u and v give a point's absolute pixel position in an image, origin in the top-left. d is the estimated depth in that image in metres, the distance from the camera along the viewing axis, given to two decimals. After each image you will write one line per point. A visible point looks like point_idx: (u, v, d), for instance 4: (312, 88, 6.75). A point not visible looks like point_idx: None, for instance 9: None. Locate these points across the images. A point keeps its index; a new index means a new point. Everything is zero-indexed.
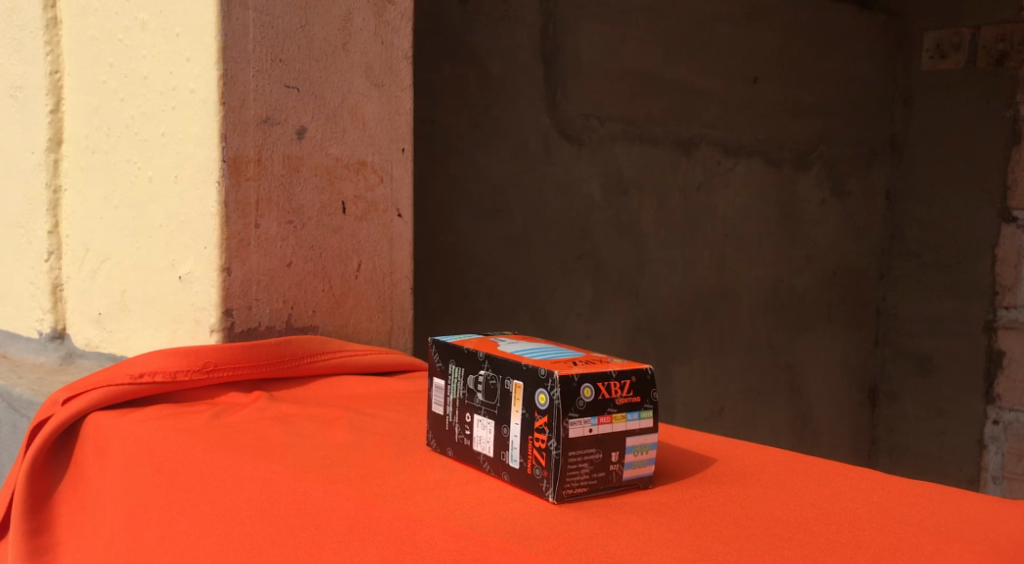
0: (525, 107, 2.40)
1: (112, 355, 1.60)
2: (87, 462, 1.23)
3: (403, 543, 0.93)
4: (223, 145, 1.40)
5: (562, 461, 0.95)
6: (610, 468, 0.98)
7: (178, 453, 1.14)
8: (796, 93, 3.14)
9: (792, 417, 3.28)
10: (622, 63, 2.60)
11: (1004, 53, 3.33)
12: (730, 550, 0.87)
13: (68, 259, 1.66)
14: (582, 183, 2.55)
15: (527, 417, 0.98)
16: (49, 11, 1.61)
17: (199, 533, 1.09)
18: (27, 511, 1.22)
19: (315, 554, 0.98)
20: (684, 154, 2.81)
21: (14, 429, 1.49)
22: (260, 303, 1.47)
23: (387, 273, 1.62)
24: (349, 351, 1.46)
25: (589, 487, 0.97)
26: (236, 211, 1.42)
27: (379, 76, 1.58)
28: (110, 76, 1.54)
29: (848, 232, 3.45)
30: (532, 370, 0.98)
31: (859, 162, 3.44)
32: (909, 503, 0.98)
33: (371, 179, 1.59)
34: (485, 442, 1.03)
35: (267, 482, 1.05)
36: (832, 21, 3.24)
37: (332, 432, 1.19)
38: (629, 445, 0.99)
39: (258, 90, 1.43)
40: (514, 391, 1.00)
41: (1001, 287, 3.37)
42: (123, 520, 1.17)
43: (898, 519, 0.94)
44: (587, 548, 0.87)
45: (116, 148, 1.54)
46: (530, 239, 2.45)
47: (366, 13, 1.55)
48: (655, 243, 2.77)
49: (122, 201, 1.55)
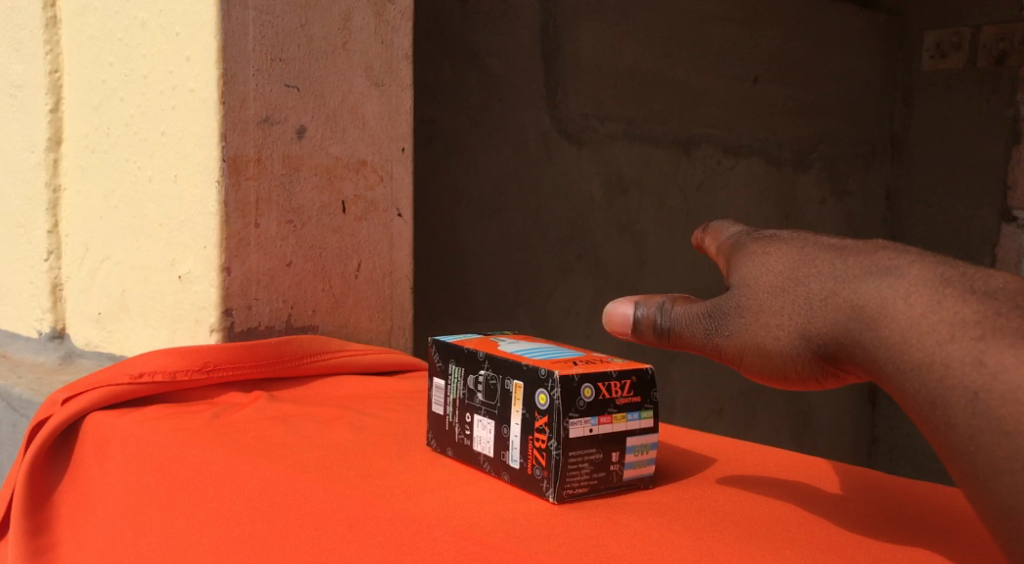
0: (525, 107, 2.39)
1: (112, 355, 1.60)
2: (87, 461, 1.23)
3: (403, 543, 0.93)
4: (223, 144, 1.40)
5: (562, 461, 0.95)
6: (610, 468, 0.98)
7: (178, 453, 1.14)
8: (797, 92, 3.14)
9: (793, 417, 3.29)
10: (621, 63, 2.59)
11: (1004, 53, 3.30)
12: (730, 550, 0.87)
13: (68, 258, 1.66)
14: (582, 182, 2.55)
15: (527, 417, 0.98)
16: (49, 10, 1.61)
17: (199, 532, 1.09)
18: (27, 511, 1.21)
19: (315, 554, 0.98)
20: (684, 154, 2.81)
21: (14, 429, 1.49)
22: (260, 303, 1.47)
23: (387, 273, 1.62)
24: (348, 351, 1.46)
25: (589, 488, 0.97)
26: (235, 211, 1.42)
27: (379, 76, 1.58)
28: (110, 76, 1.54)
29: (849, 231, 3.44)
30: (532, 370, 0.98)
31: (859, 161, 3.44)
32: (887, 499, 0.99)
33: (371, 179, 1.59)
34: (485, 442, 1.03)
35: (267, 482, 1.05)
36: (834, 20, 3.23)
37: (332, 432, 1.18)
38: (629, 446, 0.99)
39: (258, 89, 1.43)
40: (513, 391, 1.00)
41: None
42: (123, 520, 1.17)
43: (880, 517, 0.94)
44: (589, 548, 0.87)
45: (115, 147, 1.54)
46: (530, 238, 2.45)
47: (365, 12, 1.55)
48: (655, 242, 2.77)
49: (121, 201, 1.54)
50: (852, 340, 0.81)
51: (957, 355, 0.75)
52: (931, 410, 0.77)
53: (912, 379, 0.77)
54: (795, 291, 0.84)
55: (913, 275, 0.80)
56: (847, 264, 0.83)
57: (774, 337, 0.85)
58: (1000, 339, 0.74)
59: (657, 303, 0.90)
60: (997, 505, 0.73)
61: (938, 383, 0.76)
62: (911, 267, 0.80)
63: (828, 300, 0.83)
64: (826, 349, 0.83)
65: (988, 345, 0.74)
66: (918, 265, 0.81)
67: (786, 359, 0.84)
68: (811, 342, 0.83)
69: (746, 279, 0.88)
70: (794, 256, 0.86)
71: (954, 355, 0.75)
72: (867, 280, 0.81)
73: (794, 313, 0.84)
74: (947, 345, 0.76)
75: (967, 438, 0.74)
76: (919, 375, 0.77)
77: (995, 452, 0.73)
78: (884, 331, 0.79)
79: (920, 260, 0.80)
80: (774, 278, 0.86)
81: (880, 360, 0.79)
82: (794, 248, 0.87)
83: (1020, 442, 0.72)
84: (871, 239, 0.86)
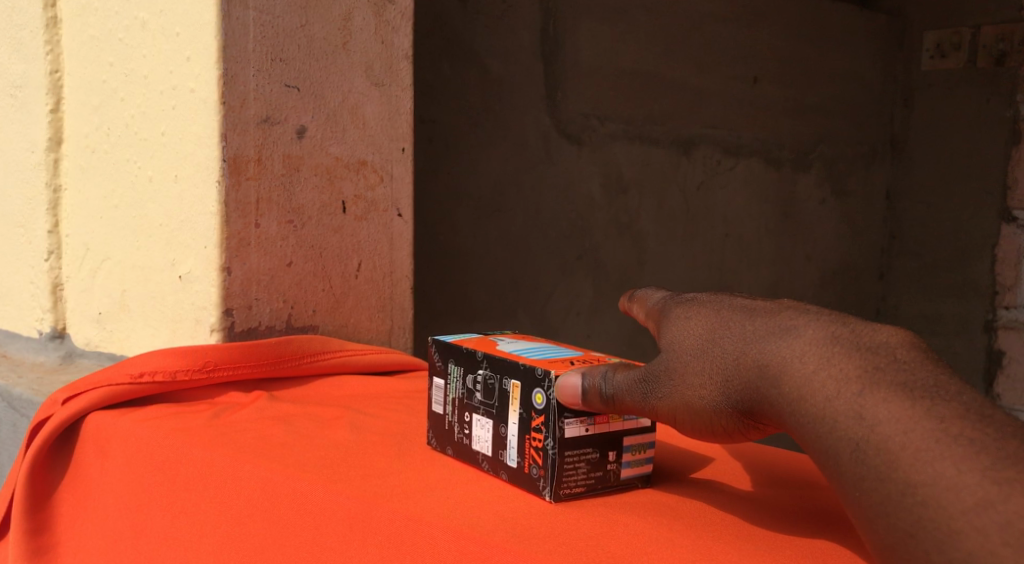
0: (525, 107, 2.39)
1: (112, 355, 1.60)
2: (88, 462, 1.23)
3: (403, 543, 0.93)
4: (223, 144, 1.40)
5: (558, 460, 0.95)
6: (608, 467, 0.99)
7: (178, 453, 1.14)
8: (797, 92, 3.14)
9: None
10: (621, 63, 2.59)
11: (1004, 53, 3.25)
12: (730, 550, 0.87)
13: (68, 259, 1.66)
14: (582, 182, 2.55)
15: (524, 417, 0.98)
16: (49, 10, 1.61)
17: (199, 532, 1.08)
18: (27, 511, 1.20)
19: (316, 554, 0.98)
20: (683, 154, 2.81)
21: (15, 429, 1.49)
22: (260, 303, 1.47)
23: (387, 273, 1.62)
24: (348, 350, 1.46)
25: (586, 487, 0.98)
26: (235, 211, 1.42)
27: (379, 76, 1.58)
28: (110, 76, 1.54)
29: (848, 232, 3.45)
30: (529, 370, 0.98)
31: (859, 161, 3.44)
32: (827, 505, 0.98)
33: (371, 179, 1.59)
34: (484, 441, 1.03)
35: (267, 482, 1.05)
36: (834, 21, 3.23)
37: (333, 432, 1.18)
38: (626, 445, 0.99)
39: (258, 89, 1.43)
40: (511, 390, 1.00)
41: (1001, 287, 3.26)
42: (123, 520, 1.17)
43: (819, 520, 0.94)
44: (589, 548, 0.87)
45: (116, 147, 1.54)
46: (530, 238, 2.45)
47: (365, 13, 1.55)
48: (655, 242, 2.78)
49: (122, 201, 1.55)
50: (759, 397, 0.84)
51: (841, 409, 0.77)
52: (820, 460, 0.79)
53: (805, 432, 0.80)
54: (711, 351, 0.87)
55: (808, 333, 0.82)
56: (754, 325, 0.86)
57: (693, 396, 0.87)
58: (879, 392, 0.76)
59: (596, 371, 0.95)
60: (878, 547, 0.75)
61: (826, 434, 0.78)
62: (808, 325, 0.83)
63: (734, 358, 0.85)
64: (739, 406, 0.85)
65: (865, 399, 0.76)
66: (816, 324, 0.83)
67: (709, 417, 0.87)
68: (723, 400, 0.86)
69: (668, 341, 0.91)
70: (710, 318, 0.89)
71: (838, 409, 0.77)
72: (771, 340, 0.84)
73: (711, 374, 0.87)
74: (834, 399, 0.78)
75: (846, 483, 0.76)
76: (810, 428, 0.79)
77: (870, 495, 0.75)
78: (785, 389, 0.81)
79: (817, 320, 0.83)
80: (693, 341, 0.89)
81: (784, 415, 0.82)
82: (711, 311, 0.90)
83: (891, 488, 0.73)
84: (779, 300, 0.88)
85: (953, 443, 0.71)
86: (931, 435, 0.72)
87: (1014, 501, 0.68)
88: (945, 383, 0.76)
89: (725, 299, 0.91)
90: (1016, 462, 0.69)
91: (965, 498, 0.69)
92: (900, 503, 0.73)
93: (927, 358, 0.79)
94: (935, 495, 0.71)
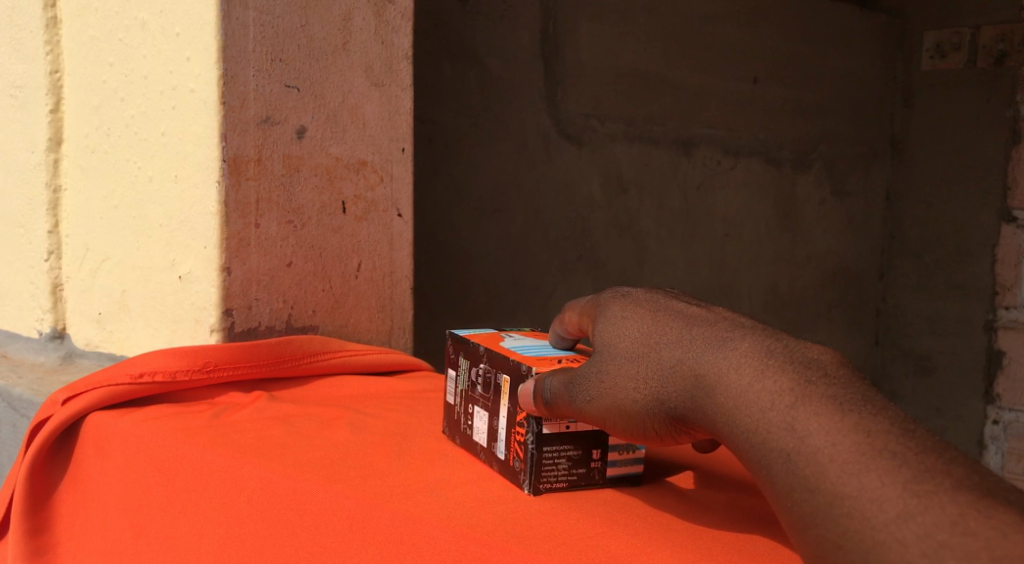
0: (525, 107, 2.39)
1: (112, 355, 1.60)
2: (88, 462, 1.23)
3: (403, 543, 0.93)
4: (223, 144, 1.40)
5: (536, 455, 0.98)
6: (592, 465, 1.01)
7: (178, 453, 1.14)
8: (797, 92, 3.14)
9: None
10: (621, 63, 2.59)
11: (1004, 53, 3.25)
12: (731, 551, 0.88)
13: (68, 259, 1.66)
14: (582, 182, 2.55)
15: (512, 412, 1.02)
16: (49, 11, 1.61)
17: (199, 532, 1.08)
18: (27, 511, 1.20)
19: (315, 554, 0.97)
20: (684, 154, 2.81)
21: (14, 429, 1.49)
22: (260, 303, 1.47)
23: (387, 273, 1.62)
24: (349, 350, 1.46)
25: (568, 484, 1.00)
26: (235, 211, 1.42)
27: (379, 76, 1.58)
28: (110, 76, 1.54)
29: (849, 232, 3.45)
30: (516, 366, 1.02)
31: (859, 161, 3.45)
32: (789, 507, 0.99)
33: (371, 179, 1.59)
34: (481, 432, 1.07)
35: (267, 482, 1.05)
36: (834, 20, 3.23)
37: (333, 432, 1.18)
38: (612, 445, 1.01)
39: (258, 90, 1.43)
40: (503, 384, 1.04)
41: (1001, 287, 3.29)
42: (121, 521, 1.16)
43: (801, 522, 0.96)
44: (588, 549, 0.87)
45: (115, 148, 1.54)
46: (529, 238, 2.46)
47: (366, 13, 1.55)
48: (655, 242, 2.78)
49: (122, 201, 1.55)
50: (693, 406, 0.88)
51: (775, 420, 0.81)
52: (752, 468, 0.83)
53: (737, 439, 0.83)
54: (649, 358, 0.91)
55: (743, 346, 0.86)
56: (691, 334, 0.90)
57: (628, 400, 0.91)
58: (811, 406, 0.80)
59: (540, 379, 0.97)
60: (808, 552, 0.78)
61: (759, 443, 0.82)
62: (743, 339, 0.87)
63: (671, 366, 0.89)
64: (671, 412, 0.89)
65: (798, 412, 0.80)
66: (749, 337, 0.87)
67: (641, 420, 0.91)
68: (657, 406, 0.90)
69: (607, 344, 0.95)
70: (648, 324, 0.93)
71: (772, 420, 0.81)
72: (707, 350, 0.87)
73: (647, 379, 0.90)
74: (768, 411, 0.82)
75: (779, 493, 0.80)
76: (743, 436, 0.83)
77: (802, 505, 0.78)
78: (719, 398, 0.85)
79: (752, 333, 0.87)
80: (632, 347, 0.93)
81: (714, 422, 0.86)
82: (649, 316, 0.94)
83: (820, 499, 0.77)
84: (715, 310, 0.92)
85: (878, 457, 0.75)
86: (858, 450, 0.76)
87: (932, 514, 0.72)
88: (872, 398, 0.80)
89: (660, 303, 0.95)
90: (934, 477, 0.73)
91: (887, 511, 0.73)
92: (826, 513, 0.76)
93: (853, 374, 0.83)
94: (861, 507, 0.74)
